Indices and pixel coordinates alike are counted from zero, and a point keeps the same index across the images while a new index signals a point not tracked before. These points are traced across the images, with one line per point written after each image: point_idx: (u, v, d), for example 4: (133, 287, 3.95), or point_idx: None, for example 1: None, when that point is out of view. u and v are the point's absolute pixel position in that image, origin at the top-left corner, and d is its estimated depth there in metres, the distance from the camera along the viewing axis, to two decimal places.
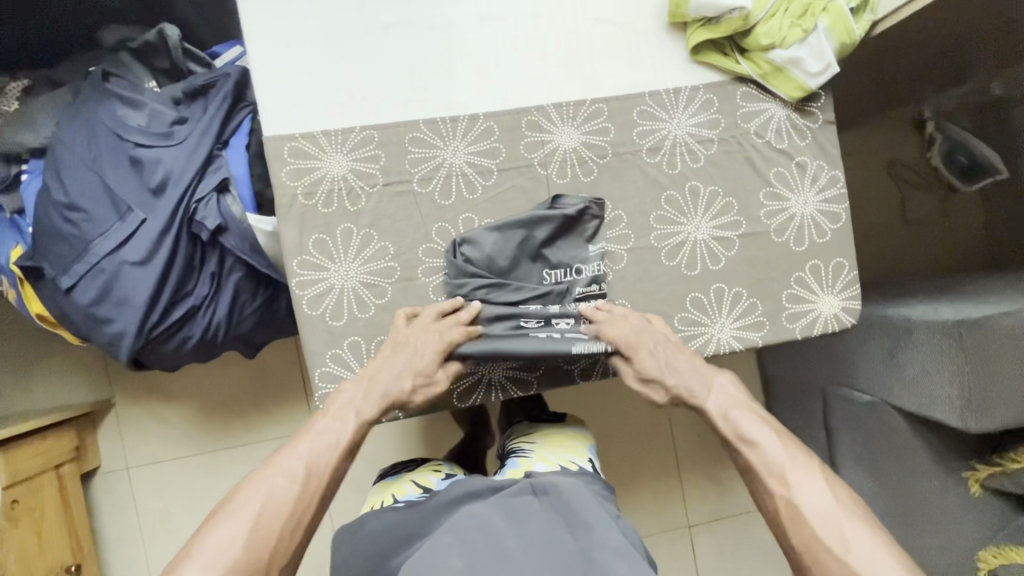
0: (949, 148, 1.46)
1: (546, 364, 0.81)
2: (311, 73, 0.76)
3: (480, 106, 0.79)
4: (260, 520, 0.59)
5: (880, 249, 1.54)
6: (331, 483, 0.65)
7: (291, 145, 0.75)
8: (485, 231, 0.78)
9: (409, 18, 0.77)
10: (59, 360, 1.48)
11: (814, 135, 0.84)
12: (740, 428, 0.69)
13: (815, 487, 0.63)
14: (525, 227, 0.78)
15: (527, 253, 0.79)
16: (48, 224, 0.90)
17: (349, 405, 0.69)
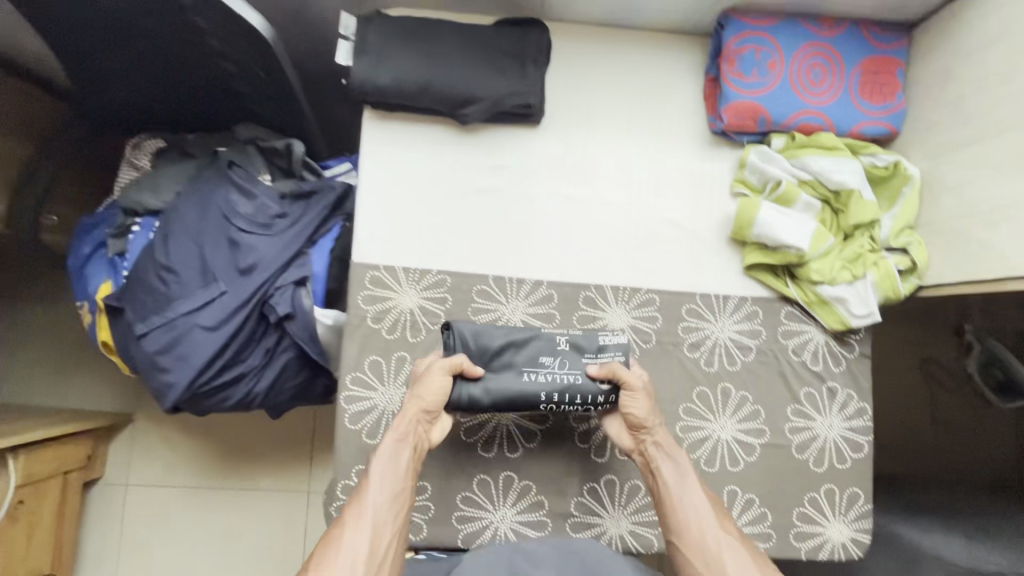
0: (985, 361, 1.43)
1: (553, 526, 0.83)
2: (405, 216, 0.86)
3: (546, 274, 0.87)
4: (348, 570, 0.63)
5: (904, 446, 1.52)
6: (399, 521, 0.69)
7: (373, 274, 0.84)
8: (491, 328, 0.79)
9: (501, 187, 0.87)
10: (99, 367, 1.57)
11: (848, 364, 0.88)
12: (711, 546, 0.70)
13: None
14: (529, 332, 0.79)
15: (542, 351, 0.78)
16: (142, 276, 1.00)
17: (398, 462, 0.72)
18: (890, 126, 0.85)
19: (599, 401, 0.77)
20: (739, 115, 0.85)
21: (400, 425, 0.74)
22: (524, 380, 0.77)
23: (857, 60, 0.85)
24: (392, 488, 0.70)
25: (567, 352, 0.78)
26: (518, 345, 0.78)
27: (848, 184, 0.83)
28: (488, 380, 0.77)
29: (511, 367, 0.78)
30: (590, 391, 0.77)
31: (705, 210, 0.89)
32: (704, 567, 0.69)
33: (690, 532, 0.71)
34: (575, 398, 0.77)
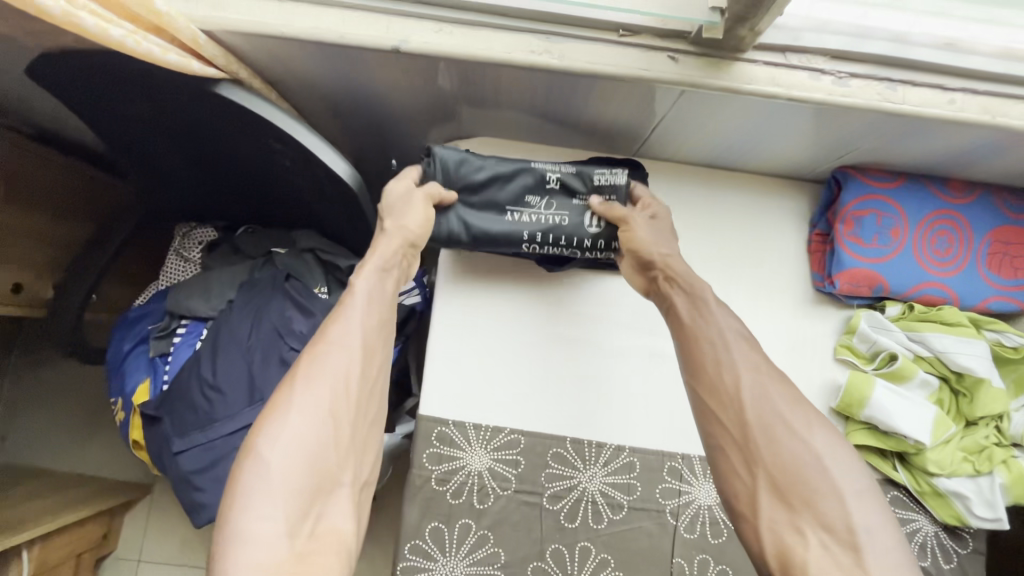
0: None
1: None
2: (480, 363, 0.80)
3: (628, 439, 0.79)
4: (330, 390, 0.62)
5: None
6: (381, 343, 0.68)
7: (440, 429, 0.77)
8: (480, 158, 0.77)
9: (582, 338, 0.82)
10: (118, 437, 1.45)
11: (961, 560, 0.79)
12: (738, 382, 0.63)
13: (803, 436, 0.59)
14: (520, 166, 0.77)
15: (530, 190, 0.77)
16: (185, 389, 0.94)
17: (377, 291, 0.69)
18: (1020, 302, 0.77)
19: (587, 245, 0.76)
20: (855, 282, 0.77)
21: (384, 256, 0.70)
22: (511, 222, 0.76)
23: (987, 229, 0.77)
24: (376, 311, 0.68)
25: (558, 193, 0.77)
26: (505, 181, 0.76)
27: (973, 369, 0.75)
28: (470, 218, 0.76)
29: (496, 205, 0.77)
30: (575, 232, 0.76)
31: (804, 374, 0.81)
32: (716, 404, 0.63)
33: (707, 365, 0.65)
34: (559, 238, 0.76)
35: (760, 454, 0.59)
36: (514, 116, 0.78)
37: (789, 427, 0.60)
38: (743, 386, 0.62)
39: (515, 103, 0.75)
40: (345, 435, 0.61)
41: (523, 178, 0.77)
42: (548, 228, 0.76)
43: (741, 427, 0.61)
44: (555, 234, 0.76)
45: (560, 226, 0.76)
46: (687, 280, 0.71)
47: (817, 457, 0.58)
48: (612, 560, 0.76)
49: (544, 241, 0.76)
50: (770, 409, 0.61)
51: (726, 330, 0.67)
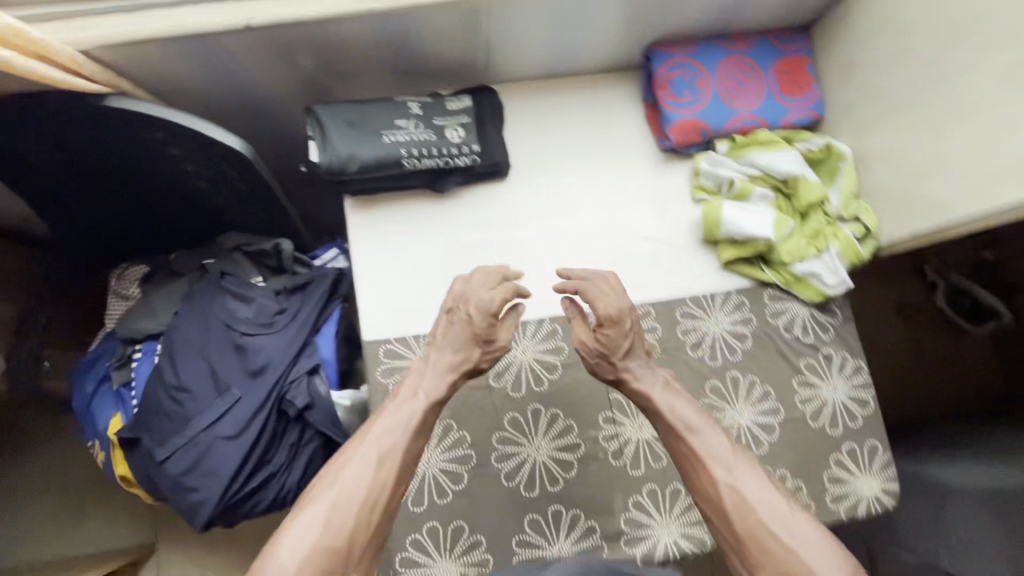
0: (953, 292, 1.59)
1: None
2: (405, 286, 0.91)
3: (546, 310, 0.92)
4: (338, 505, 0.68)
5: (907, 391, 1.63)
6: (403, 466, 0.75)
7: (386, 347, 0.88)
8: (345, 104, 0.85)
9: (486, 240, 0.94)
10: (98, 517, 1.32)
11: (836, 329, 0.96)
12: (731, 488, 0.72)
13: (802, 530, 0.68)
14: (383, 101, 0.86)
15: (397, 116, 0.85)
16: (154, 402, 1.01)
17: (416, 408, 0.78)
18: (813, 113, 0.96)
19: (457, 152, 0.87)
20: (685, 132, 0.94)
21: (433, 383, 0.80)
22: (385, 143, 0.84)
23: (772, 63, 0.96)
24: (403, 431, 0.76)
25: (420, 114, 0.86)
26: (373, 114, 0.85)
27: (793, 173, 0.93)
28: (349, 151, 0.82)
29: (370, 135, 0.84)
30: (446, 144, 0.86)
31: (673, 220, 0.97)
32: (708, 501, 0.74)
33: (698, 481, 0.75)
34: (433, 151, 0.85)
35: (756, 557, 0.69)
36: (374, 72, 0.91)
37: (773, 516, 0.70)
38: (728, 494, 0.72)
39: (370, 59, 0.88)
40: (355, 551, 0.68)
41: (390, 110, 0.85)
42: (422, 145, 0.85)
43: (734, 528, 0.71)
44: (428, 149, 0.85)
45: (431, 142, 0.86)
46: (657, 400, 0.81)
47: (798, 552, 0.67)
48: (560, 412, 0.89)
49: (420, 157, 0.85)
50: (757, 515, 0.70)
51: (711, 438, 0.76)
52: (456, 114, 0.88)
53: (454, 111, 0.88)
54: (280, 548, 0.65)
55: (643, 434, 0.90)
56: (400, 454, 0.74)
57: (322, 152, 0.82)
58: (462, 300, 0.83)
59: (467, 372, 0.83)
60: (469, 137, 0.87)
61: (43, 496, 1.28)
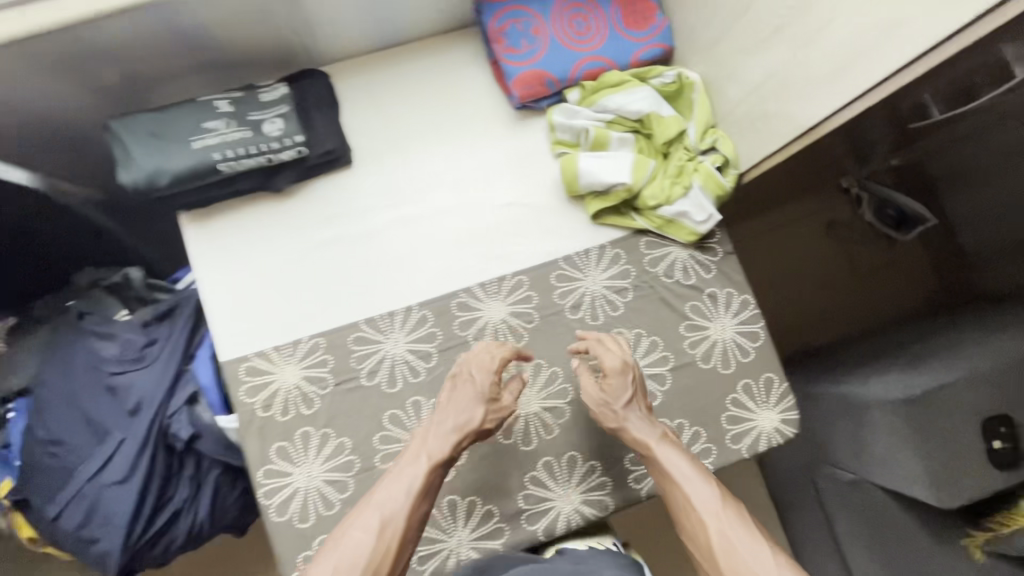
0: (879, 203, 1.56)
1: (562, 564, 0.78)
2: (259, 296, 0.85)
3: (413, 297, 0.87)
4: (339, 572, 0.68)
5: (836, 309, 1.63)
6: (407, 534, 0.73)
7: (247, 365, 0.84)
8: (145, 113, 0.78)
9: (340, 234, 0.88)
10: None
11: (717, 266, 0.93)
12: (720, 530, 0.71)
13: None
14: (188, 104, 0.79)
15: (205, 118, 0.78)
16: (33, 459, 0.96)
17: (422, 469, 0.76)
18: (663, 45, 0.91)
19: (279, 146, 0.80)
20: (528, 85, 0.88)
21: (436, 441, 0.78)
22: (196, 150, 0.77)
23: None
24: (406, 493, 0.74)
25: (232, 111, 0.79)
26: (177, 119, 0.78)
27: (645, 111, 0.88)
28: (155, 165, 0.76)
29: (177, 144, 0.77)
30: (264, 139, 0.80)
31: (536, 181, 0.92)
32: (697, 545, 0.72)
33: (688, 526, 0.74)
34: (251, 149, 0.79)
35: None
36: (178, 74, 0.84)
37: (758, 562, 0.68)
38: (716, 539, 0.70)
39: (168, 61, 0.81)
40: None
41: (196, 113, 0.78)
42: (237, 146, 0.79)
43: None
44: (246, 148, 0.79)
45: (248, 140, 0.79)
46: (655, 448, 0.79)
47: None
48: None
49: (238, 158, 0.79)
50: (745, 563, 0.68)
51: (700, 486, 0.75)
52: (272, 105, 0.81)
53: (270, 102, 0.81)
54: None
55: (531, 408, 0.87)
56: (402, 518, 0.73)
57: (126, 170, 0.75)
58: (464, 367, 0.82)
59: (471, 438, 0.79)
60: (290, 129, 0.81)
61: None
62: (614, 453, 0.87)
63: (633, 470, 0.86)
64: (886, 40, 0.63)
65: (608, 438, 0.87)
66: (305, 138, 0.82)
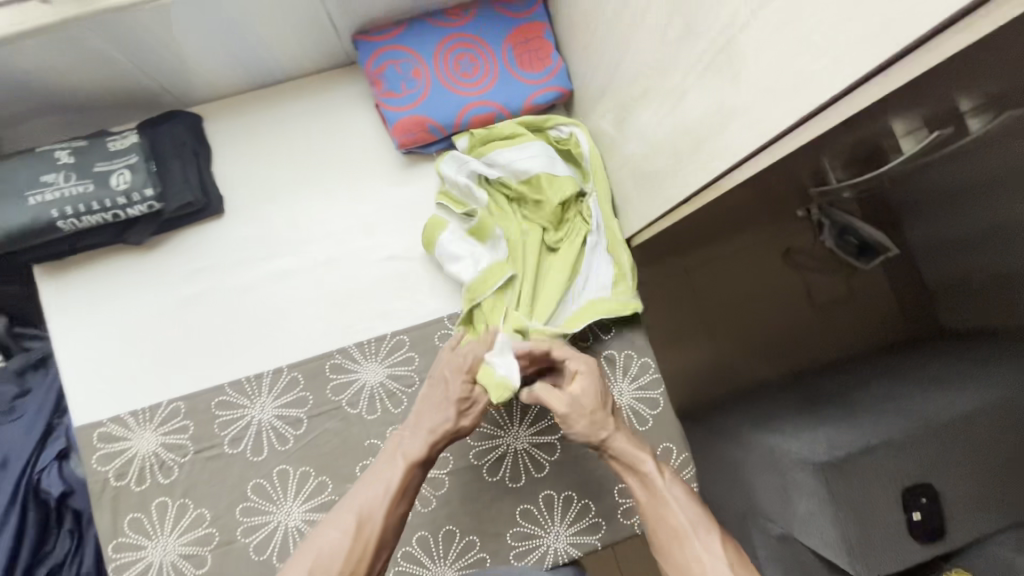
0: (840, 231, 1.43)
1: None
2: (116, 357, 0.80)
3: (283, 360, 0.82)
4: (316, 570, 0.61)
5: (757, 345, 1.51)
6: (382, 541, 0.65)
7: (100, 430, 0.79)
8: None
9: (208, 290, 0.83)
10: None
11: (617, 327, 0.87)
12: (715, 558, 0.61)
13: None
14: (27, 155, 0.73)
15: (42, 171, 0.72)
16: None
17: (403, 468, 0.69)
18: (559, 88, 0.84)
19: (125, 201, 0.75)
20: (408, 131, 0.82)
21: (411, 441, 0.71)
22: (31, 207, 0.72)
23: (501, 35, 0.83)
24: (381, 496, 0.66)
25: (73, 163, 0.73)
26: (12, 174, 0.72)
27: (535, 170, 0.81)
28: None
29: (11, 200, 0.72)
30: (106, 194, 0.74)
31: (425, 232, 0.87)
32: (684, 574, 0.62)
33: (674, 555, 0.64)
34: (91, 205, 0.73)
35: None
36: (24, 118, 0.78)
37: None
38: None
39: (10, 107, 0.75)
40: None
41: (33, 165, 0.73)
42: (76, 202, 0.73)
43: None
44: (87, 204, 0.73)
45: (87, 195, 0.73)
46: (641, 463, 0.70)
47: None
48: (311, 469, 0.80)
49: (78, 215, 0.73)
50: None
51: (692, 509, 0.66)
52: (117, 156, 0.75)
53: (116, 153, 0.75)
54: None
55: None
56: (380, 524, 0.65)
57: None
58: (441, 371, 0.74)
59: (447, 440, 0.72)
60: (136, 182, 0.75)
61: None
62: (496, 528, 0.82)
63: (515, 546, 0.81)
64: (726, 125, 0.53)
65: (491, 510, 0.82)
66: (155, 192, 0.76)
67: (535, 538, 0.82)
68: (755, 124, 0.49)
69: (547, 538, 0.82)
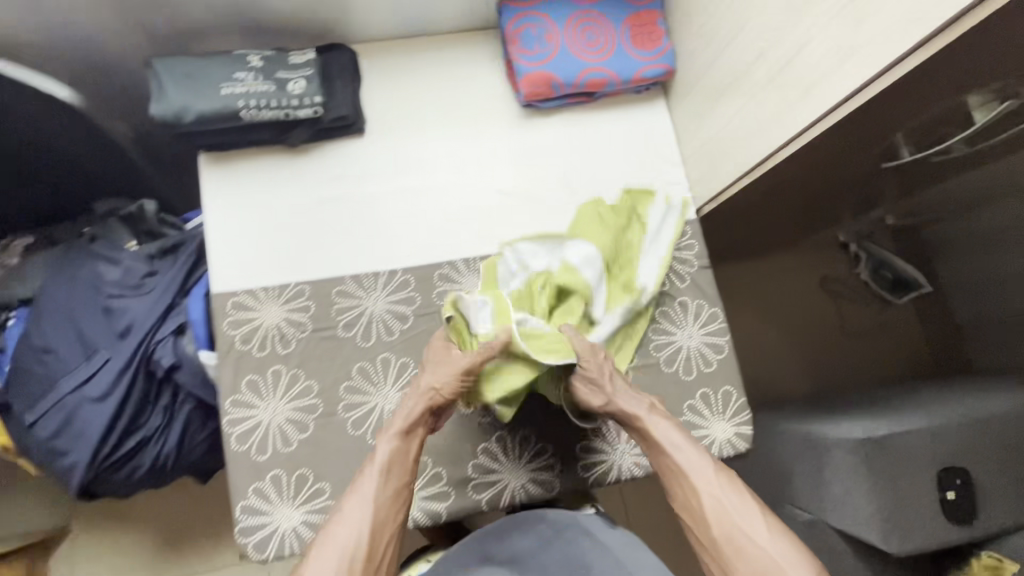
0: (875, 265, 1.66)
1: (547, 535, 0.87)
2: (257, 239, 0.91)
3: (399, 263, 0.93)
4: (329, 555, 0.69)
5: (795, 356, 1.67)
6: (386, 517, 0.73)
7: (234, 299, 0.89)
8: (185, 59, 0.86)
9: (342, 195, 0.94)
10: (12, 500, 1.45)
11: (692, 277, 0.97)
12: (710, 495, 0.75)
13: (765, 539, 0.71)
14: (224, 56, 0.87)
15: (237, 69, 0.86)
16: (24, 365, 1.01)
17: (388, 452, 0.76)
18: (666, 66, 0.98)
19: (297, 104, 0.87)
20: (535, 85, 0.95)
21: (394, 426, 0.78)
22: (222, 96, 0.84)
23: (622, 18, 0.98)
24: (374, 484, 0.74)
25: (261, 67, 0.87)
26: (212, 68, 0.86)
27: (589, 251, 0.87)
28: (184, 102, 0.83)
29: (207, 88, 0.84)
30: (284, 95, 0.87)
31: (533, 174, 0.99)
32: (688, 512, 0.76)
33: (677, 493, 0.77)
34: (270, 102, 0.86)
35: (732, 562, 0.71)
36: (217, 32, 0.92)
37: (745, 530, 0.72)
38: (708, 504, 0.74)
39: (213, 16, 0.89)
40: None
41: (229, 65, 0.86)
42: (259, 97, 0.86)
43: (706, 542, 0.74)
44: (266, 101, 0.86)
45: (269, 93, 0.86)
46: (645, 420, 0.80)
47: (768, 554, 0.70)
48: (410, 361, 0.90)
49: (257, 108, 0.86)
50: (734, 522, 0.73)
51: (683, 447, 0.78)
52: (296, 67, 0.88)
53: (296, 65, 0.89)
54: None
55: None
56: (376, 506, 0.73)
57: (157, 102, 0.83)
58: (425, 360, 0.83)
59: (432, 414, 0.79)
60: (308, 90, 0.88)
61: None
62: (567, 438, 0.90)
63: (583, 457, 0.90)
64: (842, 65, 0.67)
65: (564, 423, 0.91)
66: (321, 101, 0.89)
67: (601, 454, 0.91)
68: (871, 60, 0.64)
69: (612, 455, 0.91)
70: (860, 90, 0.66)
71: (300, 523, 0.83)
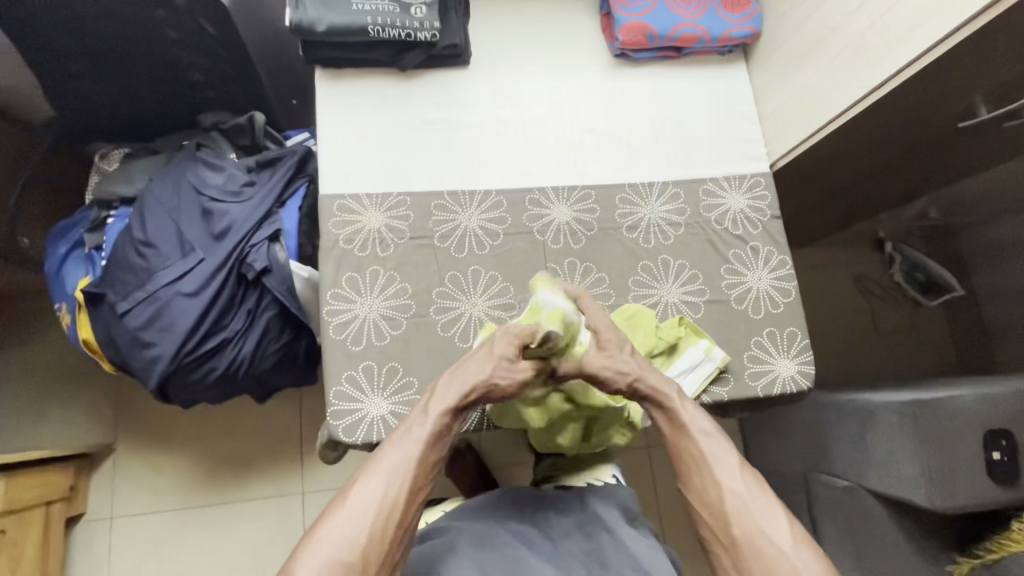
0: (909, 268, 1.64)
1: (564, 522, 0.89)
2: (365, 150, 0.98)
3: (493, 185, 0.99)
4: (365, 509, 0.64)
5: (834, 346, 1.66)
6: (423, 480, 0.69)
7: (340, 202, 0.94)
8: None
9: (443, 119, 1.01)
10: (68, 410, 1.50)
11: (764, 225, 1.03)
12: (730, 487, 0.70)
13: (780, 543, 0.66)
14: None
15: None
16: (123, 257, 1.07)
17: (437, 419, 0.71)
18: (752, 28, 1.05)
19: (417, 27, 0.94)
20: (632, 33, 1.02)
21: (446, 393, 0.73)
22: (353, 11, 0.92)
23: None
24: (422, 446, 0.69)
25: None
26: None
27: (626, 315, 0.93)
28: (319, 14, 0.91)
29: (340, 4, 0.92)
30: (407, 17, 0.94)
31: (620, 117, 1.05)
32: (703, 503, 0.71)
33: (694, 479, 0.72)
34: (395, 23, 0.93)
35: (744, 560, 0.67)
36: None
37: (768, 533, 0.67)
38: (728, 499, 0.69)
39: None
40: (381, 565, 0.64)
41: None
42: (384, 17, 0.93)
43: (724, 540, 0.69)
44: (391, 21, 0.93)
45: (394, 15, 0.93)
46: (674, 400, 0.76)
47: (785, 558, 0.65)
48: (499, 275, 0.95)
49: (383, 27, 0.93)
50: (753, 520, 0.68)
51: (715, 439, 0.74)
52: None
53: None
54: (321, 549, 0.62)
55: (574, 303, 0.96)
56: (419, 468, 0.68)
57: (294, 12, 0.90)
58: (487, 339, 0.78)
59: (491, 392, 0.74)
60: (428, 15, 0.95)
61: (37, 374, 1.49)
62: None
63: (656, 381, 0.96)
64: (946, 6, 0.74)
65: None
66: (438, 27, 0.96)
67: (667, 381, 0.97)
68: (968, 4, 0.71)
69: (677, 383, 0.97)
70: (963, 27, 0.73)
71: (387, 413, 0.88)
